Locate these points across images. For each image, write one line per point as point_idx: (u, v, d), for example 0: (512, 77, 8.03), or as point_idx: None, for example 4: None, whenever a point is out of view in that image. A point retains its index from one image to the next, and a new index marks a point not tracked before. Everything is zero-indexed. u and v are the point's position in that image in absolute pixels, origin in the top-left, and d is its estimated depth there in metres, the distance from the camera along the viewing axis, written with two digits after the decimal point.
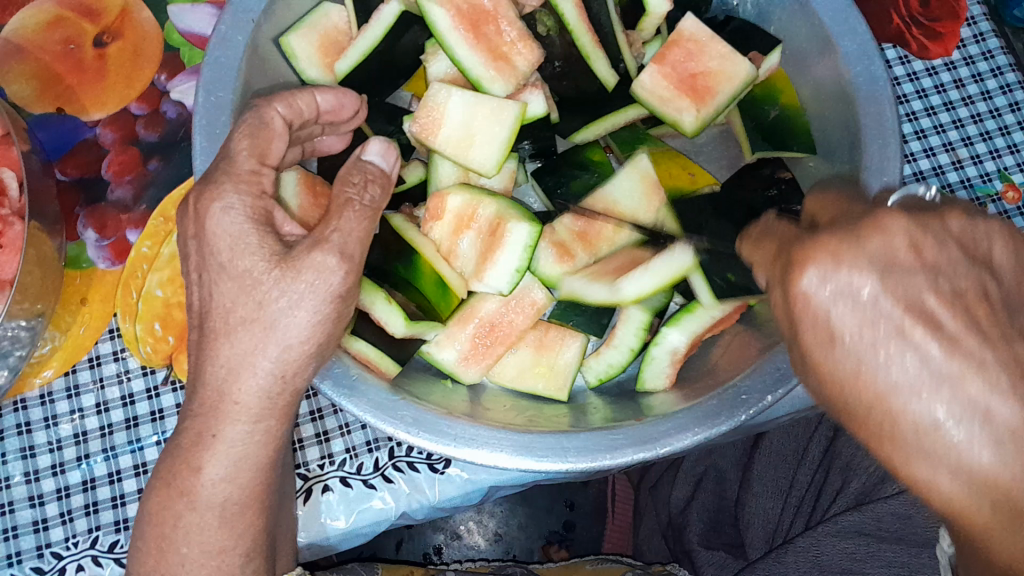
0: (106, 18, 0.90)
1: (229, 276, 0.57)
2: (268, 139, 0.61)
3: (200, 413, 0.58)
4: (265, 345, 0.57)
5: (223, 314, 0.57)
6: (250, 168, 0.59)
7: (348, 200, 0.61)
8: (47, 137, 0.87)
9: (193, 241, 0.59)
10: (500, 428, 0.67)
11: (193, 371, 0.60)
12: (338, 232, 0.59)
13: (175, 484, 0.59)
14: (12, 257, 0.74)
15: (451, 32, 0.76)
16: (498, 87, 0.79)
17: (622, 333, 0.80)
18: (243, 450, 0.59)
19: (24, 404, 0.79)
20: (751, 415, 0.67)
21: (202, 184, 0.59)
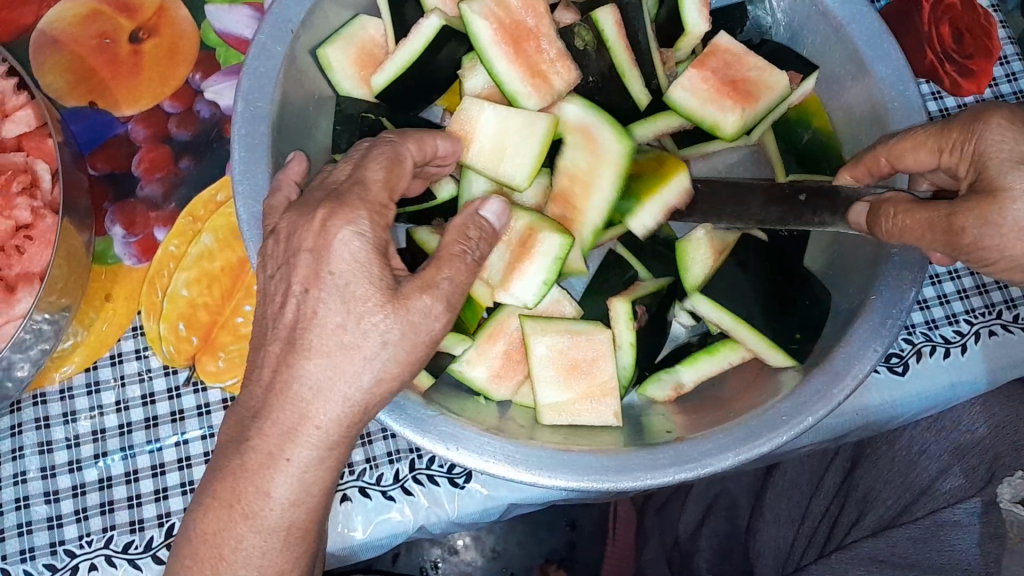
0: (143, 15, 0.91)
1: (340, 296, 0.57)
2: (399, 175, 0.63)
3: (272, 433, 0.56)
4: (361, 373, 0.56)
5: (326, 335, 0.56)
6: (381, 201, 0.61)
7: (460, 252, 0.62)
8: (79, 129, 0.87)
9: (309, 255, 0.58)
10: (537, 446, 0.68)
11: (266, 389, 0.57)
12: (449, 280, 0.60)
13: (239, 506, 0.57)
14: (41, 249, 0.75)
15: (492, 46, 0.76)
16: (533, 104, 0.78)
17: (619, 331, 0.77)
18: (312, 475, 0.57)
19: (43, 399, 0.79)
20: (791, 436, 0.66)
21: (337, 203, 0.59)
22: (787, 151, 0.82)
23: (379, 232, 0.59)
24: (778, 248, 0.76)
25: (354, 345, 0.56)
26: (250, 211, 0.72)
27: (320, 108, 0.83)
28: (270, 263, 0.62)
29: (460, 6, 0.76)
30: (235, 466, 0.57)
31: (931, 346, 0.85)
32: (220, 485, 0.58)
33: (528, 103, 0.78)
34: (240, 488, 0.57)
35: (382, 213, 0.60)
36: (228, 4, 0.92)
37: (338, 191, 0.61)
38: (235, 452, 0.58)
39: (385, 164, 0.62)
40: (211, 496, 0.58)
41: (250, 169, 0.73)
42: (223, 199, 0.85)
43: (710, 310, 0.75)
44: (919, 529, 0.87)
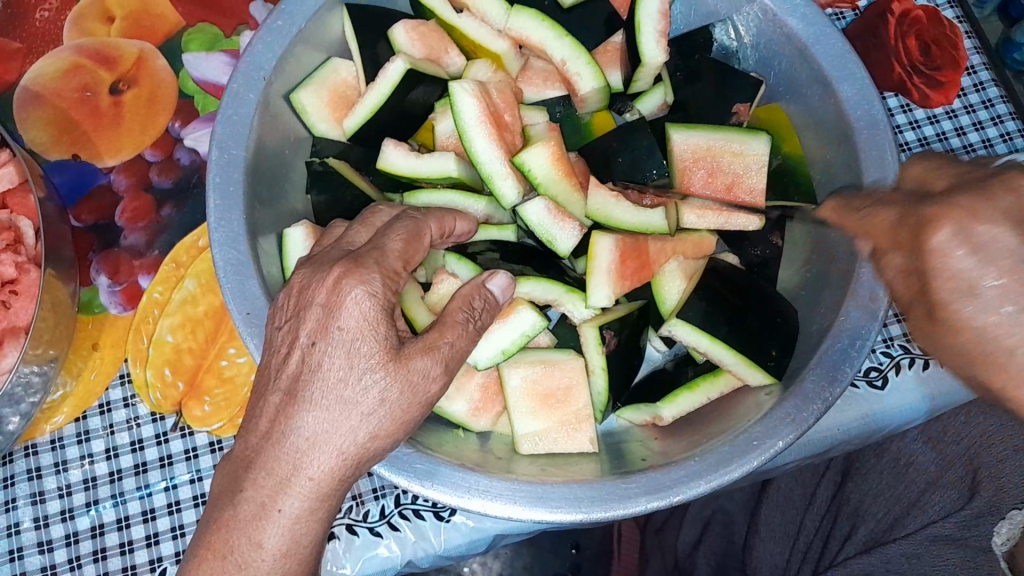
0: (123, 66, 0.94)
1: (342, 348, 0.60)
2: (416, 249, 0.66)
3: (266, 486, 0.59)
4: (358, 428, 0.60)
5: (328, 388, 0.59)
6: (395, 266, 0.64)
7: (462, 322, 0.66)
8: (62, 181, 0.89)
9: (319, 308, 0.61)
10: (511, 479, 0.70)
11: (262, 438, 0.60)
12: (451, 344, 0.64)
13: (232, 558, 0.59)
14: (27, 303, 0.77)
15: (476, 126, 0.79)
16: (509, 185, 0.79)
17: (589, 354, 0.78)
18: (298, 525, 0.59)
19: (35, 450, 0.80)
20: (761, 461, 0.68)
21: (352, 264, 0.62)
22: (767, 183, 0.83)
23: (388, 294, 0.62)
24: (746, 289, 0.77)
25: (352, 401, 0.60)
26: (228, 258, 0.74)
27: (297, 150, 0.85)
28: (281, 313, 0.65)
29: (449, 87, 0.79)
30: (227, 517, 0.59)
31: (910, 359, 0.86)
32: (214, 536, 0.60)
33: (505, 186, 0.79)
34: (232, 540, 0.59)
35: (395, 279, 0.64)
36: (205, 51, 0.95)
37: (357, 252, 0.64)
38: (229, 503, 0.60)
39: (404, 237, 0.65)
40: (205, 548, 0.60)
41: (225, 215, 0.74)
42: (204, 244, 0.86)
43: (687, 332, 0.76)
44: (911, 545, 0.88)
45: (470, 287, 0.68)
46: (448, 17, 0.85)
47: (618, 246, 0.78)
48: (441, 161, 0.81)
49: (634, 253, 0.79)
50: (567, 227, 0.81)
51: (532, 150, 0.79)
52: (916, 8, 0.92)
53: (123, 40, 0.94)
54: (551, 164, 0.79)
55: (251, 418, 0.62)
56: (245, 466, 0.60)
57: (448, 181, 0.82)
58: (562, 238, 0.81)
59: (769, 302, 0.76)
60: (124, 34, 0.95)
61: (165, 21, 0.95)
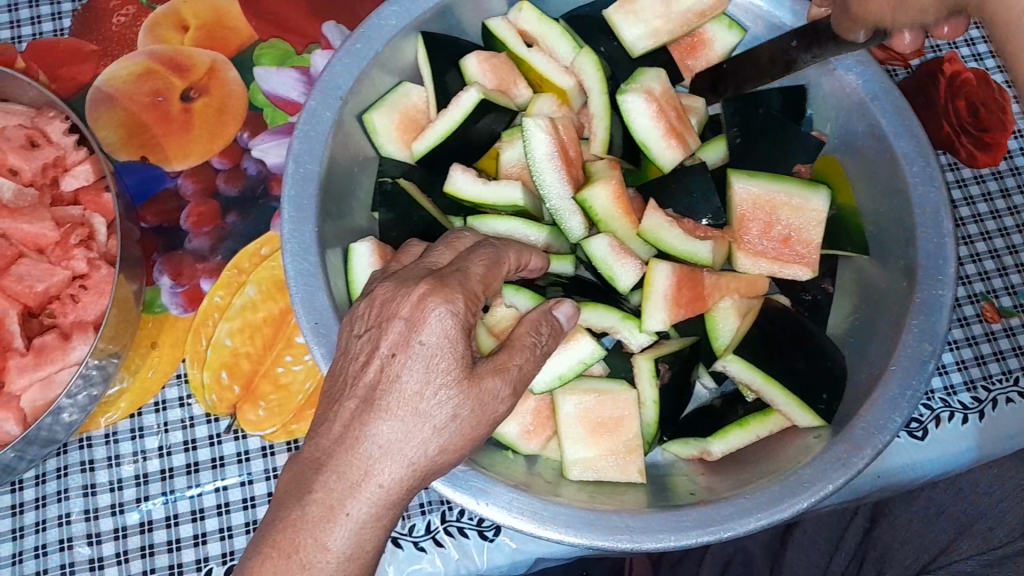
0: (195, 74, 0.96)
1: (422, 362, 0.62)
2: (497, 274, 0.69)
3: (339, 489, 0.59)
4: (429, 440, 0.61)
5: (404, 399, 0.61)
6: (479, 286, 0.66)
7: (530, 347, 0.68)
8: (133, 182, 0.91)
9: (403, 321, 0.63)
10: (564, 504, 0.72)
11: (335, 442, 0.61)
12: (519, 367, 0.67)
13: (298, 557, 0.58)
14: (96, 299, 0.79)
15: (546, 161, 0.82)
16: (574, 222, 0.83)
17: (641, 387, 0.80)
18: (364, 530, 0.60)
19: (89, 442, 0.81)
20: (811, 502, 0.70)
21: (437, 282, 0.65)
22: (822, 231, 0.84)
23: (468, 314, 0.65)
24: (796, 333, 0.79)
25: (426, 414, 0.61)
26: (299, 268, 0.76)
27: (364, 168, 0.87)
28: (360, 324, 0.67)
29: (522, 120, 0.82)
30: (294, 518, 0.59)
31: (949, 412, 0.90)
32: (277, 535, 0.59)
33: (572, 221, 0.83)
34: (299, 539, 0.59)
35: (477, 301, 0.66)
36: (276, 66, 0.97)
37: (441, 273, 0.67)
38: (295, 503, 0.60)
39: (486, 263, 0.68)
40: (268, 547, 0.59)
41: (299, 227, 0.77)
42: (267, 253, 0.88)
43: (740, 370, 0.77)
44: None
45: (538, 315, 0.70)
46: (519, 51, 0.87)
47: (674, 273, 0.80)
48: (506, 190, 0.83)
49: (689, 283, 0.81)
50: (625, 262, 0.81)
51: (594, 188, 0.81)
52: (966, 71, 0.98)
53: (196, 50, 0.97)
54: (611, 199, 0.82)
55: (319, 422, 0.63)
56: (315, 468, 0.60)
57: (512, 210, 0.84)
58: (623, 272, 0.81)
59: (819, 348, 0.78)
60: (197, 43, 0.97)
61: (238, 34, 0.98)
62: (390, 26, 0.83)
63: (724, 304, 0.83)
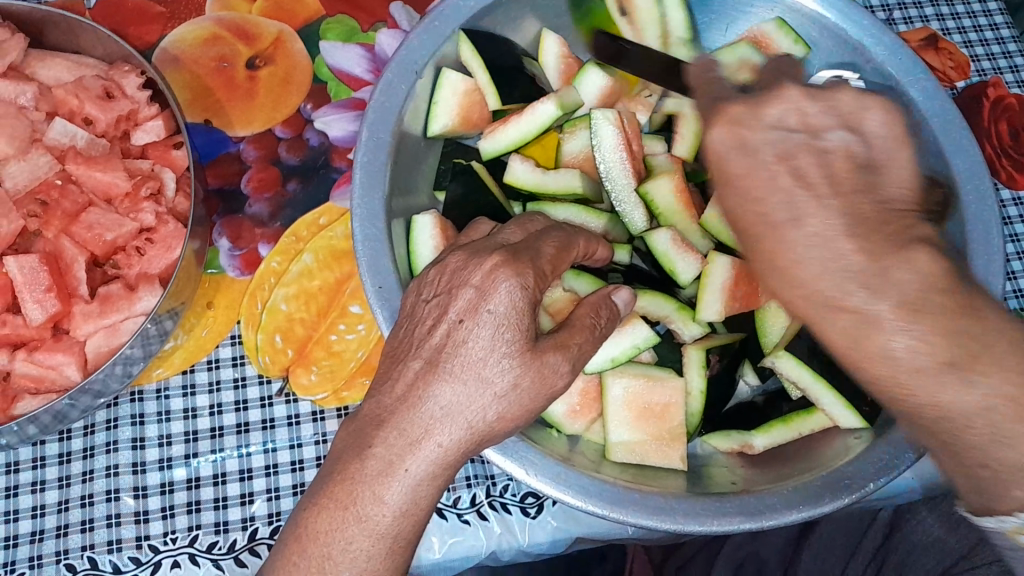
0: (260, 43, 0.98)
1: (488, 332, 0.61)
2: (563, 255, 0.69)
3: (399, 444, 0.58)
4: (489, 407, 0.60)
5: (468, 364, 0.60)
6: (547, 268, 0.66)
7: (590, 326, 0.67)
8: (201, 143, 0.92)
9: (473, 289, 0.62)
10: (607, 482, 0.73)
11: (397, 400, 0.60)
12: (579, 347, 0.65)
13: (355, 509, 0.57)
14: (161, 253, 0.79)
15: (614, 151, 0.85)
16: (637, 214, 0.86)
17: (687, 377, 0.82)
18: (421, 489, 0.58)
19: (140, 396, 0.82)
20: (854, 498, 0.71)
21: (508, 256, 0.64)
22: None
23: (535, 289, 0.63)
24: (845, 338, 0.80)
25: (488, 380, 0.60)
26: (366, 231, 0.77)
27: (430, 146, 0.89)
28: (429, 291, 0.66)
29: (591, 112, 0.86)
30: (353, 471, 0.58)
31: None
32: (335, 487, 0.58)
33: (633, 213, 0.86)
34: (356, 492, 0.57)
35: (543, 280, 0.65)
36: (342, 42, 0.99)
37: (513, 247, 0.66)
38: (355, 457, 0.59)
39: (556, 245, 0.68)
40: (326, 498, 0.58)
41: (368, 193, 0.78)
42: (326, 223, 0.89)
43: (790, 366, 0.80)
44: None
45: (595, 299, 0.70)
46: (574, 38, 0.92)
47: (734, 268, 0.82)
48: (566, 179, 0.86)
49: (746, 280, 0.82)
50: (685, 253, 0.83)
51: (657, 182, 0.84)
52: (1008, 97, 1.01)
53: (264, 20, 0.99)
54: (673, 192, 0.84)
55: (385, 376, 0.62)
56: (377, 424, 0.59)
57: (570, 198, 0.86)
58: (681, 262, 0.83)
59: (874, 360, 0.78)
60: (264, 13, 0.99)
61: (305, 7, 1.00)
62: (469, 7, 0.84)
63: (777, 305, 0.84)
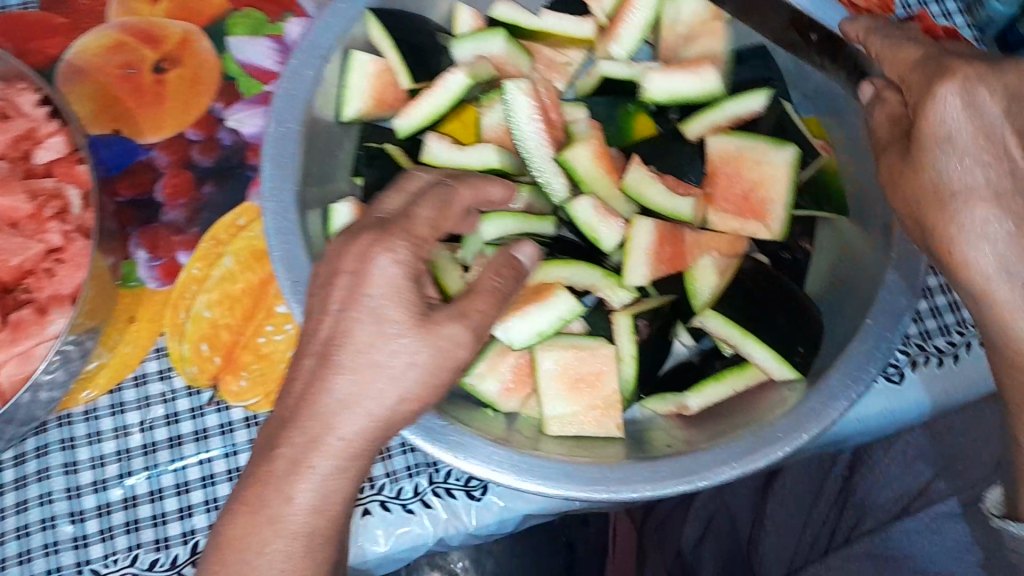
0: (167, 45, 0.95)
1: (372, 317, 0.59)
2: (446, 213, 0.66)
3: (302, 441, 0.57)
4: (386, 390, 0.58)
5: (355, 351, 0.58)
6: (427, 233, 0.63)
7: (493, 288, 0.65)
8: (107, 155, 0.90)
9: (349, 275, 0.61)
10: (542, 457, 0.72)
11: (295, 399, 0.58)
12: (480, 313, 0.63)
13: (264, 511, 0.57)
14: (72, 272, 0.78)
15: (529, 120, 0.81)
16: (558, 182, 0.83)
17: (619, 343, 0.81)
18: (334, 483, 0.58)
19: (69, 420, 0.81)
20: (786, 452, 0.70)
21: (382, 233, 0.61)
22: (804, 190, 0.84)
23: (416, 261, 0.62)
24: (775, 291, 0.80)
25: (381, 364, 0.58)
26: (278, 226, 0.75)
27: (345, 132, 0.86)
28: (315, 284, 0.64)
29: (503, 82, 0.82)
30: (262, 472, 0.58)
31: (924, 357, 0.93)
32: (246, 492, 0.58)
33: (555, 183, 0.83)
34: (265, 495, 0.57)
35: (423, 247, 0.63)
36: (249, 36, 0.96)
37: (385, 220, 0.63)
38: (266, 457, 0.58)
39: (436, 206, 0.65)
40: (238, 503, 0.58)
41: (277, 186, 0.75)
42: (244, 223, 0.88)
43: (718, 325, 0.80)
44: (920, 523, 0.86)
45: (500, 259, 0.67)
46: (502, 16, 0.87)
47: (657, 230, 0.81)
48: (482, 153, 0.83)
49: (670, 240, 0.82)
50: (607, 220, 0.82)
51: (576, 150, 0.82)
52: (936, 28, 0.99)
53: (169, 21, 0.96)
54: (593, 157, 0.82)
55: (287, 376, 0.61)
56: (280, 424, 0.58)
57: (490, 172, 0.84)
58: (603, 229, 0.82)
59: (805, 313, 0.78)
60: (169, 15, 0.96)
61: (210, 4, 0.97)
62: None
63: (703, 262, 0.83)
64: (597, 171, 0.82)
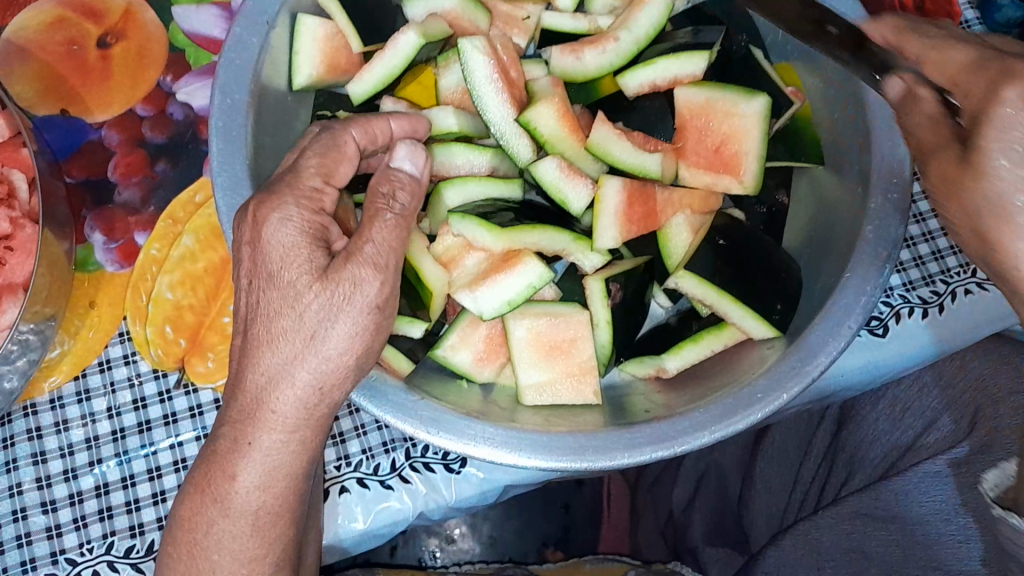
0: (110, 19, 0.90)
1: (277, 286, 0.58)
2: (337, 160, 0.63)
3: (238, 419, 0.59)
4: (306, 353, 0.58)
5: (267, 322, 0.58)
6: (314, 185, 0.61)
7: (379, 211, 0.60)
8: (53, 137, 0.86)
9: (246, 248, 0.60)
10: (509, 426, 0.70)
11: (231, 379, 0.60)
12: (374, 242, 0.59)
13: (210, 493, 0.60)
14: (24, 259, 0.75)
15: (487, 82, 0.78)
16: (522, 144, 0.80)
17: (593, 308, 0.78)
18: (278, 459, 0.59)
19: (34, 410, 0.78)
20: (765, 413, 0.69)
21: (267, 192, 0.59)
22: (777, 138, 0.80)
23: (310, 217, 0.59)
24: (752, 247, 0.77)
25: (291, 329, 0.58)
26: (231, 202, 0.72)
27: (299, 101, 0.84)
28: None
29: (459, 41, 0.78)
30: (212, 455, 0.60)
31: (909, 307, 0.88)
32: (199, 474, 0.61)
33: (519, 146, 0.80)
34: (211, 474, 0.60)
35: (314, 199, 0.61)
36: (194, 3, 0.91)
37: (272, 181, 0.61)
38: (217, 438, 0.61)
39: (320, 155, 0.62)
40: (193, 485, 0.62)
41: (228, 159, 0.73)
42: (202, 200, 0.85)
43: (693, 286, 0.76)
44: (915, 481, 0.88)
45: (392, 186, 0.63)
46: None
47: (625, 188, 0.78)
48: (442, 118, 0.79)
49: (641, 198, 0.79)
50: (574, 182, 0.80)
51: (537, 110, 0.78)
52: None
53: None
54: (556, 118, 0.79)
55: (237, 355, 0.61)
56: (224, 407, 0.61)
57: (455, 137, 0.81)
58: (571, 191, 0.80)
59: (784, 274, 0.76)
60: None
61: None
62: None
63: (674, 221, 0.81)
64: (562, 130, 0.79)
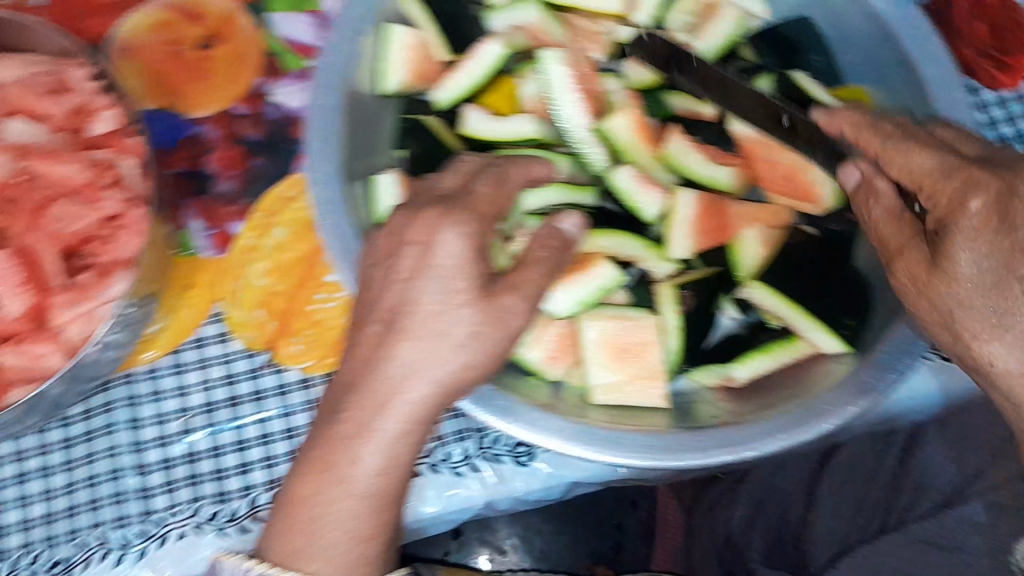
0: (212, 23, 0.95)
1: (438, 289, 0.62)
2: (504, 193, 0.69)
3: (366, 405, 0.61)
4: (450, 356, 0.62)
5: (421, 320, 0.62)
6: (481, 207, 0.66)
7: (537, 257, 0.67)
8: (157, 130, 0.91)
9: (414, 248, 0.64)
10: (595, 424, 0.72)
11: (362, 363, 0.63)
12: (532, 279, 0.66)
13: (332, 472, 0.61)
14: (133, 238, 0.79)
15: (568, 91, 0.84)
16: (597, 152, 0.85)
17: (666, 316, 0.81)
18: (397, 446, 0.62)
19: (132, 379, 0.83)
20: (833, 423, 0.70)
21: (448, 207, 0.65)
22: None
23: (478, 235, 0.65)
24: (823, 269, 0.81)
25: (444, 332, 0.62)
26: (323, 194, 0.75)
27: (386, 104, 0.87)
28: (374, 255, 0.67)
29: (539, 53, 0.84)
30: (327, 436, 0.62)
31: None
32: (313, 454, 0.62)
33: (594, 153, 0.85)
34: (332, 456, 0.61)
35: (485, 221, 0.66)
36: (289, 12, 0.97)
37: (445, 197, 0.67)
38: (326, 422, 0.63)
39: (493, 183, 0.69)
40: (307, 464, 0.62)
41: (322, 154, 0.75)
42: (294, 195, 0.90)
43: (766, 297, 0.82)
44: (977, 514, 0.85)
45: (545, 231, 0.69)
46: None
47: (698, 201, 0.83)
48: (517, 125, 0.85)
49: (713, 211, 0.84)
50: (648, 189, 0.84)
51: (616, 119, 0.84)
52: None
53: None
54: (631, 128, 0.85)
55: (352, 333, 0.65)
56: (347, 390, 0.63)
57: (529, 144, 0.86)
58: (646, 201, 0.84)
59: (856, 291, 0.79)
60: None
61: None
62: None
63: (744, 236, 0.84)
64: (637, 140, 0.85)
